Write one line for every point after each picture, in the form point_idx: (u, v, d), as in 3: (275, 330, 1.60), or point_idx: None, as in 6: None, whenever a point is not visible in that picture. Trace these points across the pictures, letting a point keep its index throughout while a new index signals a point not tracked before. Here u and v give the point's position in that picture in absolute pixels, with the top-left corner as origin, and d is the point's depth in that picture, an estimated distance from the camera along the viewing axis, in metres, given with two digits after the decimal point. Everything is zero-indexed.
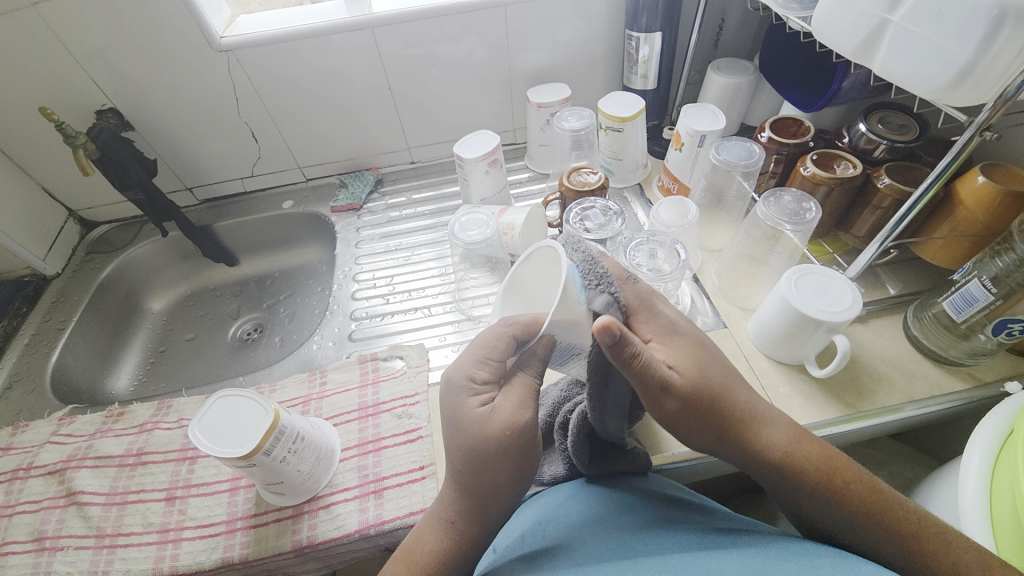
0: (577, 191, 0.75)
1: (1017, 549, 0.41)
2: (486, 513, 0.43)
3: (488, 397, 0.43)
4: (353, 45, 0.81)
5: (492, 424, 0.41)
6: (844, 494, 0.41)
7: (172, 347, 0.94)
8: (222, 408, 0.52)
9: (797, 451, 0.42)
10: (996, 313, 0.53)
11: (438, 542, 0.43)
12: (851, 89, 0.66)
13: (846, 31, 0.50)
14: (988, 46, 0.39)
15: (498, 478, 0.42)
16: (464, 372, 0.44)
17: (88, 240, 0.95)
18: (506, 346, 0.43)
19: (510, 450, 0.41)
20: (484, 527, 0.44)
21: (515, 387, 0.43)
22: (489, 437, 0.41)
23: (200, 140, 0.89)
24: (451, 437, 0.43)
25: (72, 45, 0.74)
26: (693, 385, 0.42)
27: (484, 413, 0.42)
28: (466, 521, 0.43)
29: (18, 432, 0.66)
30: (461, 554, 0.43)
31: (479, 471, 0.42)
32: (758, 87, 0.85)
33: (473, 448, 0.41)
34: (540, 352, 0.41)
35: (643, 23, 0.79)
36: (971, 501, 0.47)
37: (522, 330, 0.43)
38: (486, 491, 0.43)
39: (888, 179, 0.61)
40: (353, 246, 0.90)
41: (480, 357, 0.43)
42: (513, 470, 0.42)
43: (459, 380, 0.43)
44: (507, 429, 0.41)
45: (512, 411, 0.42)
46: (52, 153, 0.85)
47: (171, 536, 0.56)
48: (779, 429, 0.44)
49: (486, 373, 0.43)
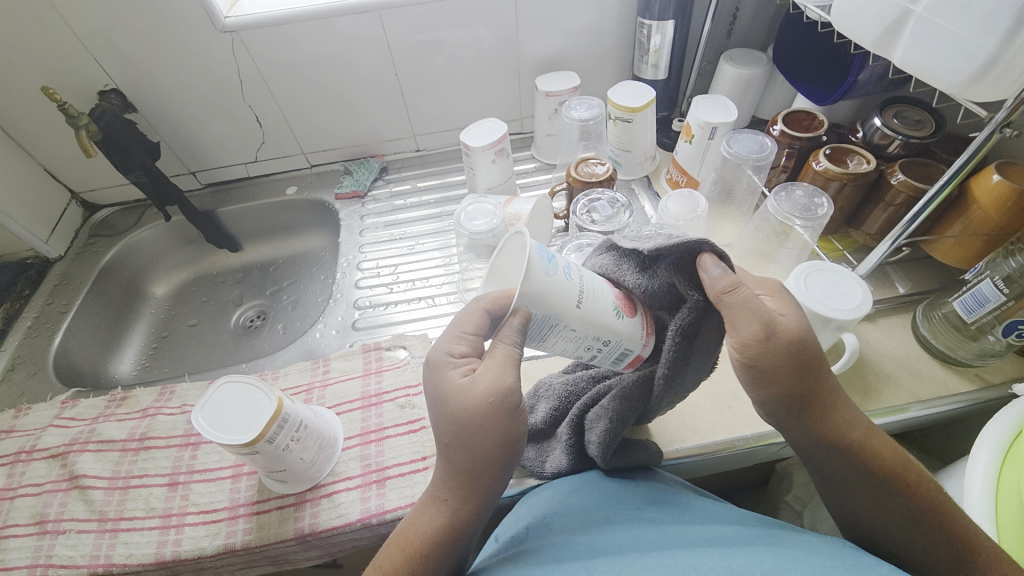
0: (584, 182, 0.74)
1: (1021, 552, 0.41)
2: (478, 491, 0.41)
3: (467, 368, 0.43)
4: (360, 29, 0.80)
5: (474, 393, 0.40)
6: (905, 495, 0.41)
7: (174, 332, 0.93)
8: (227, 394, 0.52)
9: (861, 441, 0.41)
10: (1007, 313, 0.52)
11: (433, 523, 0.41)
12: (867, 82, 0.64)
13: (866, 22, 0.49)
14: (1013, 39, 0.37)
15: (488, 453, 0.41)
16: (443, 350, 0.44)
17: (90, 223, 0.95)
18: (479, 321, 0.44)
19: (497, 420, 0.40)
20: (480, 507, 0.42)
21: (495, 357, 0.41)
22: (474, 408, 0.40)
23: (203, 123, 0.88)
24: (438, 412, 0.42)
25: (73, 23, 0.73)
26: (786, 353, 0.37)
27: (464, 384, 0.42)
28: (460, 500, 0.41)
29: (20, 415, 0.66)
30: (457, 534, 0.41)
31: (467, 444, 0.40)
32: (771, 79, 0.84)
33: (460, 420, 0.40)
34: (514, 323, 0.40)
35: (656, 11, 0.77)
36: (975, 503, 0.46)
37: (492, 304, 0.44)
38: (476, 468, 0.41)
39: (903, 176, 0.60)
40: (358, 234, 0.89)
41: (457, 332, 0.44)
42: (503, 444, 0.41)
43: (437, 357, 0.44)
44: (489, 397, 0.40)
45: (490, 381, 0.41)
46: (55, 134, 0.84)
47: (173, 521, 0.56)
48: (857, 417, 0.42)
49: (463, 346, 0.44)
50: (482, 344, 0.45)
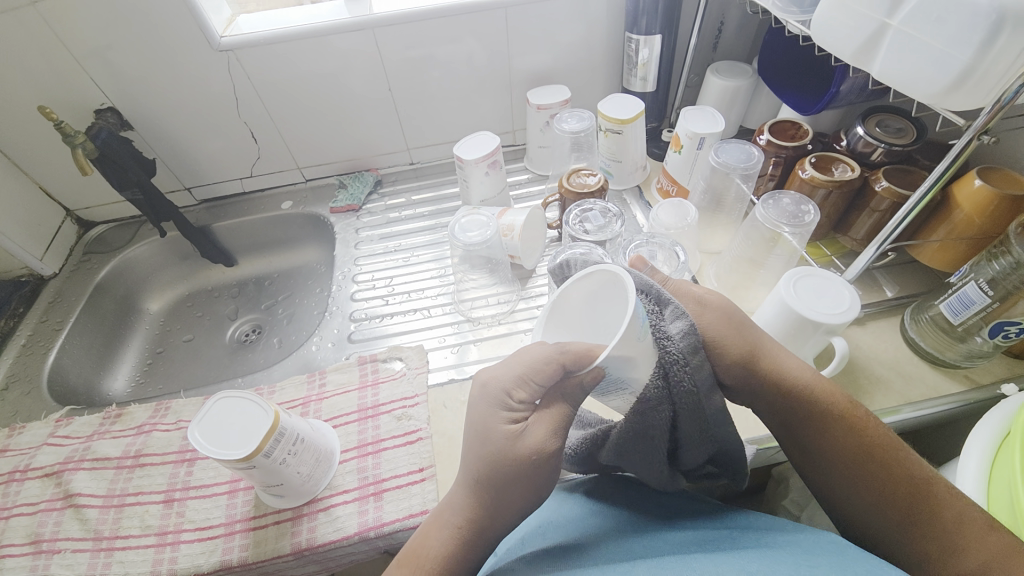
0: (577, 193, 0.76)
1: None
2: (495, 524, 0.43)
3: (518, 415, 0.42)
4: (353, 45, 0.81)
5: (523, 444, 0.41)
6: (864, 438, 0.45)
7: (169, 348, 0.93)
8: (223, 408, 0.52)
9: (828, 397, 0.47)
10: (992, 315, 0.53)
11: (445, 546, 0.42)
12: (849, 92, 0.66)
13: (845, 36, 0.51)
14: (988, 49, 0.39)
15: (514, 491, 0.42)
16: (503, 387, 0.42)
17: (85, 240, 0.95)
18: (552, 373, 0.40)
19: (538, 473, 0.41)
20: (492, 534, 0.43)
21: (551, 410, 0.42)
22: (521, 458, 0.41)
23: (200, 139, 0.89)
24: (477, 449, 0.42)
25: (72, 44, 0.74)
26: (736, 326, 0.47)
27: (514, 431, 0.41)
28: (475, 529, 0.42)
29: (14, 434, 0.66)
30: (468, 558, 0.42)
31: (500, 486, 0.41)
32: (757, 90, 0.86)
33: (500, 463, 0.41)
34: (586, 381, 0.38)
35: (643, 26, 0.79)
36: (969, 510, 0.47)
37: (574, 360, 0.39)
38: (501, 502, 0.42)
39: (886, 183, 0.61)
40: (353, 247, 0.90)
41: (519, 376, 0.41)
42: (531, 490, 0.42)
43: (496, 392, 0.42)
44: (536, 453, 0.41)
45: (542, 437, 0.41)
46: (54, 153, 0.85)
47: (169, 539, 0.56)
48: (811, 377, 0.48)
49: (523, 392, 0.42)
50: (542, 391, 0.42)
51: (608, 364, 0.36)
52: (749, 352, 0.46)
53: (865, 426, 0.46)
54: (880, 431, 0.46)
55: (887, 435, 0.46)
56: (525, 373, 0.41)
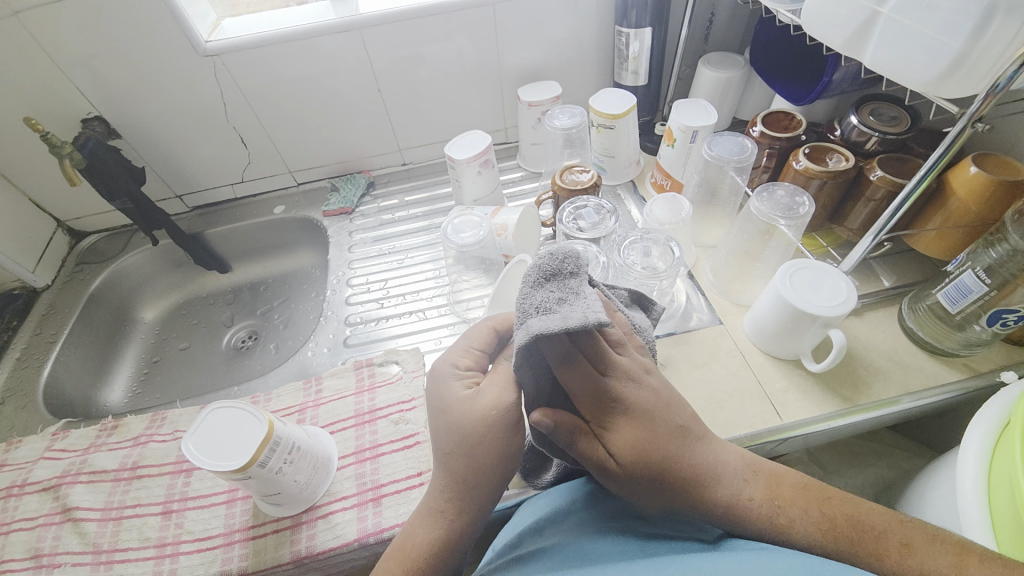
0: (570, 190, 0.75)
1: (1015, 542, 0.41)
2: (477, 499, 0.42)
3: (471, 381, 0.46)
4: (342, 46, 0.80)
5: (479, 407, 0.43)
6: (798, 535, 0.39)
7: (165, 356, 0.93)
8: (217, 420, 0.51)
9: (746, 508, 0.40)
10: (990, 303, 0.53)
11: (429, 535, 0.41)
12: (842, 81, 0.65)
13: (836, 25, 0.50)
14: (981, 36, 0.38)
15: (484, 461, 0.42)
16: (449, 362, 0.48)
17: (77, 251, 0.94)
18: (489, 338, 0.49)
19: (499, 430, 0.42)
20: (477, 515, 0.42)
21: (500, 372, 0.46)
22: (479, 418, 0.43)
23: (188, 146, 0.88)
24: (442, 423, 0.44)
25: (55, 53, 0.73)
26: (638, 470, 0.39)
27: (469, 396, 0.45)
28: (457, 509, 0.42)
29: (11, 449, 0.65)
30: (454, 542, 0.41)
31: (467, 455, 0.42)
32: (750, 81, 0.85)
33: (461, 429, 0.43)
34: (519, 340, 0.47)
35: (633, 19, 0.78)
36: (970, 502, 0.46)
37: (502, 323, 0.50)
38: (474, 474, 0.42)
39: (881, 172, 0.61)
40: (347, 250, 0.89)
41: (465, 346, 0.48)
42: (503, 455, 0.42)
43: (445, 369, 0.47)
44: (494, 409, 0.43)
45: (496, 393, 0.44)
46: (42, 164, 0.84)
47: (168, 550, 0.56)
48: (728, 481, 0.40)
49: (468, 360, 0.47)
50: (486, 361, 0.49)
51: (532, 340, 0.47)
52: (657, 495, 0.40)
53: (791, 520, 0.39)
54: (811, 515, 0.39)
55: (820, 521, 0.39)
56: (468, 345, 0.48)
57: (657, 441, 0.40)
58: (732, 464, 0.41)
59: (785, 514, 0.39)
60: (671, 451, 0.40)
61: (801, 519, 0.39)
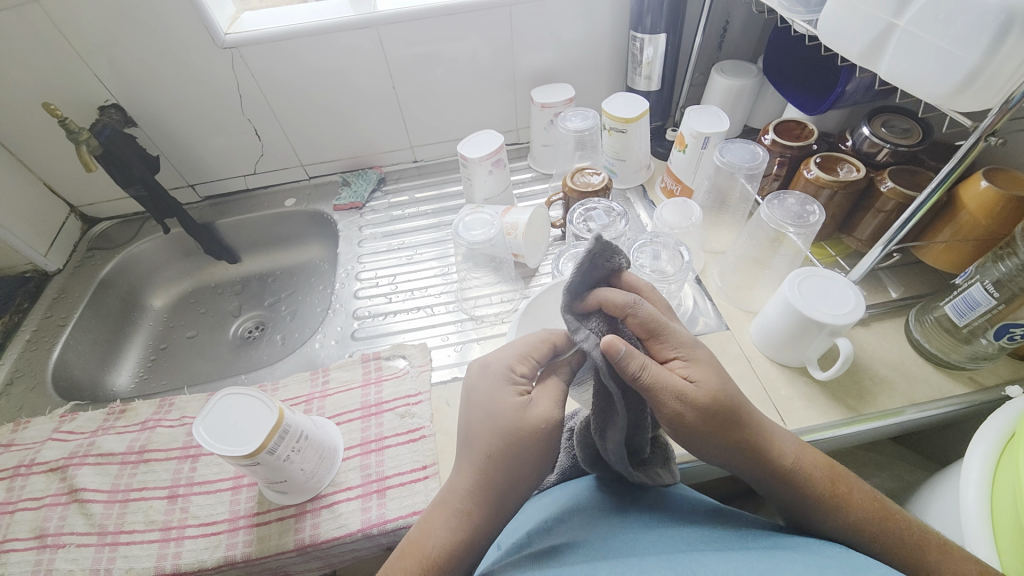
0: (580, 192, 0.76)
1: (1012, 509, 0.43)
2: (502, 508, 0.42)
3: (522, 390, 0.45)
4: (359, 43, 0.81)
5: (530, 419, 0.42)
6: (852, 506, 0.43)
7: (173, 344, 0.94)
8: (226, 405, 0.52)
9: (806, 471, 0.44)
10: (998, 317, 0.53)
11: (449, 537, 0.40)
12: (855, 93, 0.65)
13: (852, 36, 0.50)
14: (996, 50, 0.38)
15: (526, 478, 0.42)
16: (504, 363, 0.46)
17: (89, 236, 0.95)
18: (548, 349, 0.46)
19: (546, 447, 0.42)
20: (499, 522, 0.42)
21: (549, 386, 0.45)
22: (528, 432, 0.42)
23: (201, 136, 0.89)
24: (488, 431, 0.43)
25: (75, 41, 0.74)
26: (717, 407, 0.41)
27: (519, 406, 0.43)
28: (484, 517, 0.41)
29: (19, 429, 0.66)
30: (473, 548, 0.41)
31: (507, 465, 0.42)
32: (762, 89, 0.85)
33: (506, 438, 0.42)
34: (571, 362, 0.46)
35: (648, 24, 0.79)
36: (972, 470, 0.48)
37: (563, 343, 0.47)
38: (508, 484, 0.42)
39: (892, 183, 0.61)
40: (356, 245, 0.90)
41: (521, 351, 0.46)
42: (539, 472, 0.42)
43: (498, 370, 0.46)
44: (543, 423, 0.42)
45: (548, 407, 0.43)
46: (58, 149, 0.85)
47: (173, 534, 0.56)
48: (789, 443, 0.45)
49: (524, 367, 0.46)
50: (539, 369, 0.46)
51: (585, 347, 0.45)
52: (729, 441, 0.42)
53: (849, 490, 0.43)
54: (863, 492, 0.44)
55: (870, 500, 0.43)
56: (527, 349, 0.46)
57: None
58: (793, 433, 0.46)
59: (840, 488, 0.43)
60: (743, 406, 0.43)
61: (857, 492, 0.43)
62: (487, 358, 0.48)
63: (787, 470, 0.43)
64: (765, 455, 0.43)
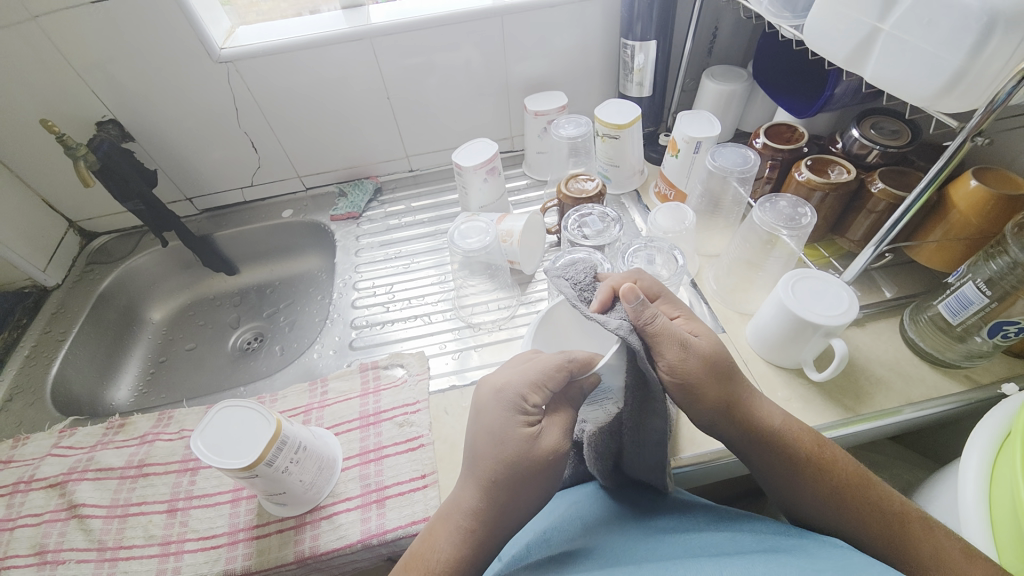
0: (575, 198, 0.76)
1: (1005, 507, 0.44)
2: (505, 527, 0.42)
3: (531, 418, 0.43)
4: (353, 56, 0.82)
5: (539, 448, 0.42)
6: (835, 474, 0.44)
7: (171, 357, 0.94)
8: (226, 418, 0.52)
9: (794, 435, 0.46)
10: (991, 315, 0.53)
11: (452, 553, 0.41)
12: (843, 95, 0.66)
13: (838, 41, 0.51)
14: (979, 52, 0.39)
15: (527, 495, 0.42)
16: (515, 390, 0.43)
17: (88, 251, 0.96)
18: (561, 376, 0.43)
19: (551, 473, 0.42)
20: (501, 539, 0.43)
21: (557, 416, 0.44)
22: (536, 461, 0.41)
23: (199, 150, 0.90)
24: (493, 453, 0.42)
25: (73, 58, 0.75)
26: (711, 359, 0.44)
27: (528, 435, 0.42)
28: (487, 534, 0.42)
29: (19, 445, 0.66)
30: (476, 564, 0.41)
31: (513, 488, 0.41)
32: (753, 93, 0.86)
33: (514, 464, 0.41)
34: (583, 385, 0.44)
35: (638, 32, 0.80)
36: (970, 468, 0.48)
37: (580, 367, 0.44)
38: (512, 504, 0.42)
39: (882, 184, 0.62)
40: (353, 254, 0.90)
41: (532, 379, 0.43)
42: (543, 493, 0.43)
43: (509, 397, 0.43)
44: (551, 454, 0.42)
45: (557, 438, 0.43)
46: (57, 166, 0.86)
47: (172, 549, 0.56)
48: (776, 411, 0.47)
49: (536, 395, 0.43)
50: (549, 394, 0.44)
51: (603, 371, 0.42)
52: (724, 395, 0.44)
53: (832, 458, 0.45)
54: (847, 461, 0.45)
55: (855, 468, 0.45)
56: (541, 379, 0.43)
57: (739, 378, 0.46)
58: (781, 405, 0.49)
59: (826, 454, 0.45)
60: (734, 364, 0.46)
61: (840, 460, 0.45)
62: (497, 381, 0.45)
63: (774, 434, 0.45)
64: (752, 420, 0.45)
